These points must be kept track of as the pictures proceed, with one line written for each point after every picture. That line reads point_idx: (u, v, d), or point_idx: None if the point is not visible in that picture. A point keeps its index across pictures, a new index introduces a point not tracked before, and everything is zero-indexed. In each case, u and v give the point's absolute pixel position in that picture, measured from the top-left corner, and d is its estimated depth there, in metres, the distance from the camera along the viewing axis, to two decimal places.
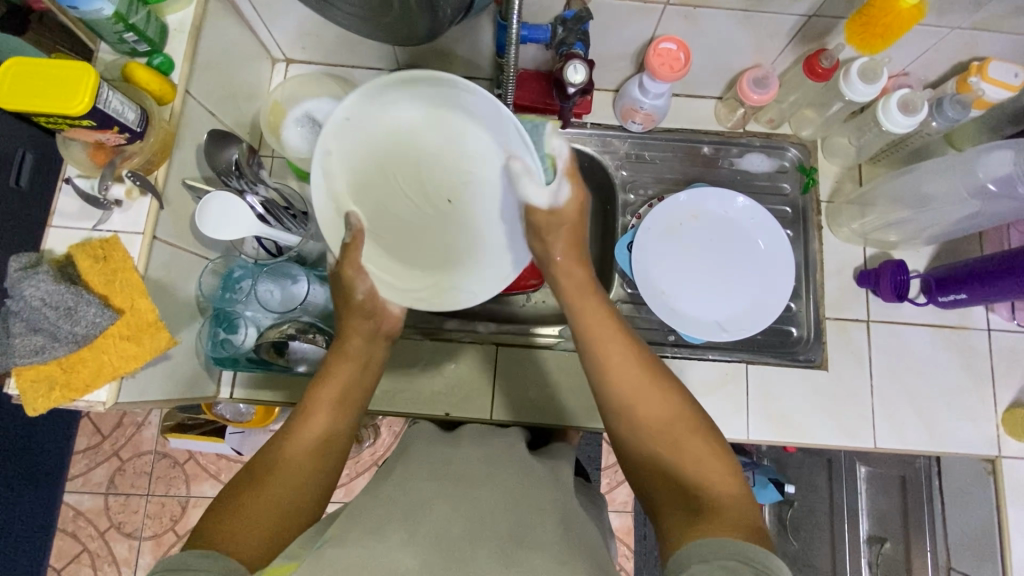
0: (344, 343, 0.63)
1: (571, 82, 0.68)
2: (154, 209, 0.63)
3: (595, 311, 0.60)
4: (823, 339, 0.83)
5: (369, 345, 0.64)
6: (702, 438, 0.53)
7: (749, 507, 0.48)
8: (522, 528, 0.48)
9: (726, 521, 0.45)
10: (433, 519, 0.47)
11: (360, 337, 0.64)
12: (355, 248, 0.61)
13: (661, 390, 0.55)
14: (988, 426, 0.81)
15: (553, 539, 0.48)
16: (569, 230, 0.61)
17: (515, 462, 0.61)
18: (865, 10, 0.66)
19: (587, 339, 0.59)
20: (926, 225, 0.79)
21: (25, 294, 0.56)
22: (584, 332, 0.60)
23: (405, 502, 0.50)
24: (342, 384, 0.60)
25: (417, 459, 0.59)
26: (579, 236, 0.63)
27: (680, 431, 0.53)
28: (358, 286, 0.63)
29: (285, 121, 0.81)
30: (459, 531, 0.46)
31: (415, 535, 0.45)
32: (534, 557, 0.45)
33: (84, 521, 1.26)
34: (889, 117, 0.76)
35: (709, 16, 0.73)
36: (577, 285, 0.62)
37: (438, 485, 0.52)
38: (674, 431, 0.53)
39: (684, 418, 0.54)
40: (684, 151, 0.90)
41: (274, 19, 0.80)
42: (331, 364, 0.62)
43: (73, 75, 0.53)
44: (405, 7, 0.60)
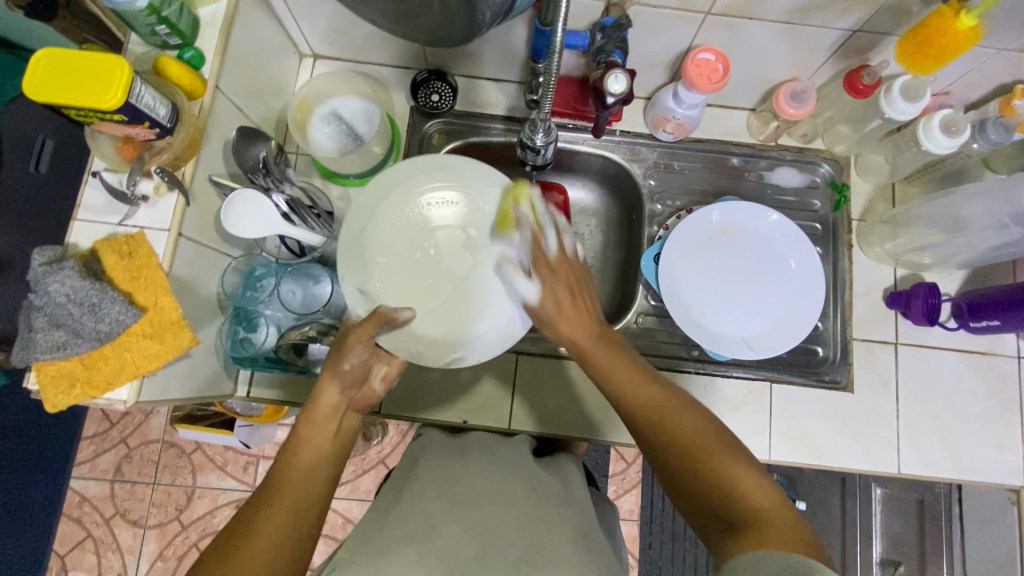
0: (312, 407, 0.55)
1: (611, 91, 0.66)
2: (180, 206, 0.62)
3: (601, 347, 0.56)
4: (850, 360, 0.82)
5: (341, 412, 0.56)
6: (729, 454, 0.49)
7: (792, 518, 0.45)
8: (535, 551, 0.49)
9: (775, 541, 0.42)
10: (444, 540, 0.49)
11: (330, 404, 0.56)
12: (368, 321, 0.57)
13: (680, 412, 0.52)
14: (1014, 456, 0.80)
15: (566, 556, 0.49)
16: (567, 281, 0.58)
17: (527, 471, 0.60)
18: (918, 29, 0.65)
19: (598, 374, 0.56)
20: (961, 250, 0.77)
21: (50, 289, 0.55)
22: (594, 369, 0.57)
23: (414, 523, 0.51)
24: (320, 454, 0.53)
25: (427, 468, 0.59)
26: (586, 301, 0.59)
27: (704, 451, 0.49)
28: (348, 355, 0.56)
29: (313, 119, 0.79)
30: (470, 553, 0.48)
31: (427, 559, 0.47)
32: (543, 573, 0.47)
33: (89, 507, 1.26)
34: (930, 137, 0.74)
35: (750, 27, 0.71)
36: (589, 329, 0.57)
37: (448, 502, 0.53)
38: (696, 450, 0.49)
39: (705, 438, 0.50)
40: (712, 162, 0.88)
41: (304, 14, 0.78)
42: (300, 429, 0.54)
43: (106, 68, 0.52)
44: (444, 9, 0.59)
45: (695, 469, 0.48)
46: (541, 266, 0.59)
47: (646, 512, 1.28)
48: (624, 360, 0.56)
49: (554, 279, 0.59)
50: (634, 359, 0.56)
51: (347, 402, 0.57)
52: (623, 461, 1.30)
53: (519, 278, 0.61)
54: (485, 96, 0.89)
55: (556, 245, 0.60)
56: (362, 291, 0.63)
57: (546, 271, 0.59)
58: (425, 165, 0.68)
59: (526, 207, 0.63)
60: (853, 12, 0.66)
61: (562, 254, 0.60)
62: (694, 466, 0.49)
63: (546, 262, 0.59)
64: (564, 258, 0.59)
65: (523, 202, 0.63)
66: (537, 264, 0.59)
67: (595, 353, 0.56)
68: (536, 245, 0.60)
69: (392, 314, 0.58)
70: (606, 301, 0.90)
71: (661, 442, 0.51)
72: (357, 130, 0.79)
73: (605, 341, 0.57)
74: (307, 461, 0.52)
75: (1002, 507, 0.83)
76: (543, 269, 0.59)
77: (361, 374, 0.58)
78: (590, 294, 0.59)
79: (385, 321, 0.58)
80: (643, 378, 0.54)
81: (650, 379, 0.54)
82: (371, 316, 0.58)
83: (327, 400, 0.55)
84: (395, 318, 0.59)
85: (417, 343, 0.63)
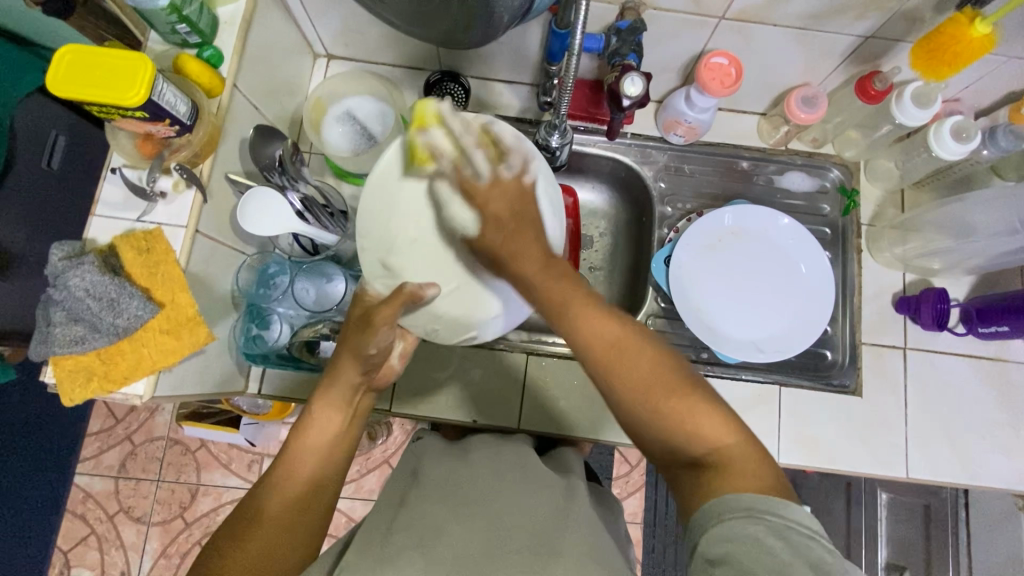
0: (328, 387, 0.55)
1: (627, 94, 0.67)
2: (198, 203, 0.62)
3: (561, 290, 0.50)
4: (858, 364, 0.82)
5: (358, 392, 0.57)
6: (693, 393, 0.45)
7: (757, 452, 0.44)
8: (546, 546, 0.48)
9: (744, 482, 0.42)
10: (449, 542, 0.48)
11: (346, 385, 0.55)
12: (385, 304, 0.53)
13: (640, 349, 0.47)
14: (1021, 462, 0.80)
15: (577, 549, 0.49)
16: (513, 211, 0.53)
17: (532, 475, 0.60)
18: (932, 36, 0.65)
19: (551, 309, 0.50)
20: (970, 255, 0.78)
21: (70, 283, 0.56)
22: (546, 302, 0.51)
23: (421, 525, 0.50)
24: (335, 436, 0.54)
25: (432, 476, 0.58)
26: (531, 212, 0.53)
27: (663, 391, 0.45)
28: (373, 342, 0.54)
29: (327, 119, 0.80)
30: (475, 551, 0.47)
31: (432, 564, 0.45)
32: (556, 564, 0.46)
33: (93, 504, 1.26)
34: (941, 143, 0.74)
35: (763, 33, 0.71)
36: (539, 260, 0.52)
37: (453, 504, 0.53)
38: (654, 391, 0.45)
39: (666, 375, 0.46)
40: (722, 166, 0.89)
41: (320, 15, 0.79)
42: (316, 410, 0.54)
43: (129, 66, 0.53)
44: (463, 11, 0.59)
45: (654, 410, 0.45)
46: (474, 194, 0.54)
47: (650, 515, 1.28)
48: (581, 292, 0.50)
49: (498, 201, 0.53)
50: (590, 291, 0.51)
51: (365, 383, 0.57)
52: (627, 464, 1.30)
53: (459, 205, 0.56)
54: (497, 98, 0.90)
55: (488, 173, 0.54)
56: (384, 264, 0.59)
57: (489, 190, 0.53)
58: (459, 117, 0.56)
59: (440, 133, 0.55)
60: (866, 18, 0.67)
61: (515, 177, 0.54)
62: (651, 407, 0.45)
63: (478, 190, 0.54)
64: (500, 185, 0.53)
65: (427, 131, 0.55)
66: (472, 195, 0.54)
67: (552, 288, 0.50)
68: (465, 178, 0.55)
69: (416, 292, 0.54)
70: (615, 302, 0.90)
71: (615, 387, 0.47)
72: (370, 129, 0.80)
73: (557, 271, 0.52)
74: (319, 441, 0.53)
75: None
76: (477, 199, 0.54)
77: (382, 357, 0.57)
78: (534, 218, 0.53)
79: (409, 300, 0.54)
80: (601, 314, 0.49)
81: (610, 317, 0.48)
82: (394, 295, 0.54)
83: (346, 380, 0.55)
84: (419, 297, 0.55)
85: (439, 321, 0.58)
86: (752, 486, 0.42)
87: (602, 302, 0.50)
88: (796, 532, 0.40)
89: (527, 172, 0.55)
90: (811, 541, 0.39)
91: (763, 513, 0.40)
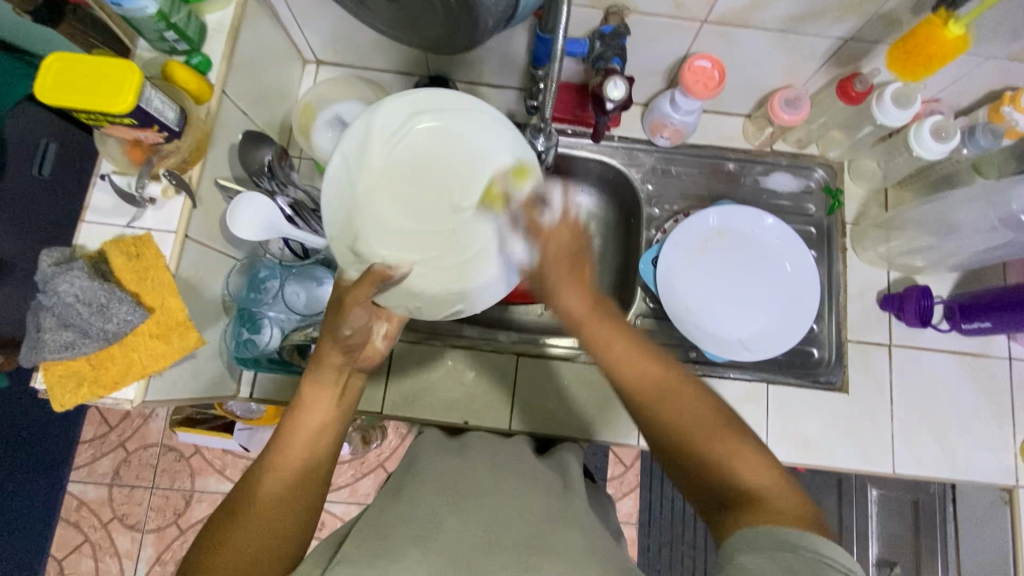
0: (317, 369, 0.54)
1: (611, 98, 0.68)
2: (187, 208, 0.63)
3: (597, 324, 0.52)
4: (844, 361, 0.83)
5: (344, 375, 0.55)
6: (728, 436, 0.46)
7: (792, 497, 0.43)
8: (542, 538, 0.48)
9: (771, 518, 0.41)
10: (447, 534, 0.48)
11: (334, 369, 0.54)
12: (358, 288, 0.50)
13: (679, 387, 0.48)
14: (1006, 456, 0.81)
15: (570, 543, 0.49)
16: (566, 251, 0.54)
17: (529, 473, 0.60)
18: (907, 38, 0.66)
19: (592, 349, 0.52)
20: (951, 252, 0.79)
21: (59, 289, 0.56)
22: (588, 338, 0.52)
23: (419, 517, 0.50)
24: (326, 417, 0.54)
25: (430, 470, 0.59)
26: (584, 267, 0.54)
27: (705, 435, 0.46)
28: (348, 323, 0.52)
29: (316, 125, 0.80)
30: (471, 542, 0.47)
31: (430, 554, 0.45)
32: (549, 554, 0.47)
33: (87, 512, 1.25)
34: (921, 143, 0.76)
35: (745, 36, 0.73)
36: (587, 301, 0.53)
37: (451, 498, 0.53)
38: (692, 434, 0.47)
39: (703, 416, 0.47)
40: (708, 168, 0.90)
41: (308, 21, 0.80)
42: (304, 395, 0.53)
43: (118, 73, 0.53)
44: (448, 17, 0.60)
45: (690, 452, 0.46)
46: (536, 229, 0.53)
47: (644, 515, 1.29)
48: (614, 325, 0.52)
49: (554, 246, 0.53)
50: (626, 327, 0.52)
51: (349, 365, 0.55)
52: (621, 465, 1.30)
53: (513, 241, 0.54)
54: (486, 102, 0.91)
55: (557, 211, 0.53)
56: (353, 249, 0.53)
57: (547, 238, 0.53)
58: (421, 102, 0.56)
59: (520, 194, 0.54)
60: (845, 21, 0.68)
61: (565, 219, 0.54)
62: (691, 448, 0.46)
63: (545, 231, 0.53)
64: (566, 224, 0.53)
65: (517, 189, 0.54)
66: (534, 233, 0.53)
67: (595, 323, 0.52)
68: (530, 218, 0.53)
69: (387, 273, 0.51)
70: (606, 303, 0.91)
71: (657, 422, 0.48)
72: None
73: (602, 311, 0.53)
74: (308, 426, 0.53)
75: (995, 506, 0.84)
76: (541, 236, 0.53)
77: (366, 339, 0.54)
78: (588, 264, 0.55)
79: (381, 280, 0.51)
80: (642, 353, 0.50)
81: (649, 356, 0.50)
82: (364, 274, 0.51)
83: (331, 366, 0.54)
84: (392, 276, 0.51)
85: (415, 299, 0.55)
86: (784, 523, 0.41)
87: (639, 339, 0.52)
88: (837, 572, 0.38)
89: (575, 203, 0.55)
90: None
91: (804, 549, 0.39)
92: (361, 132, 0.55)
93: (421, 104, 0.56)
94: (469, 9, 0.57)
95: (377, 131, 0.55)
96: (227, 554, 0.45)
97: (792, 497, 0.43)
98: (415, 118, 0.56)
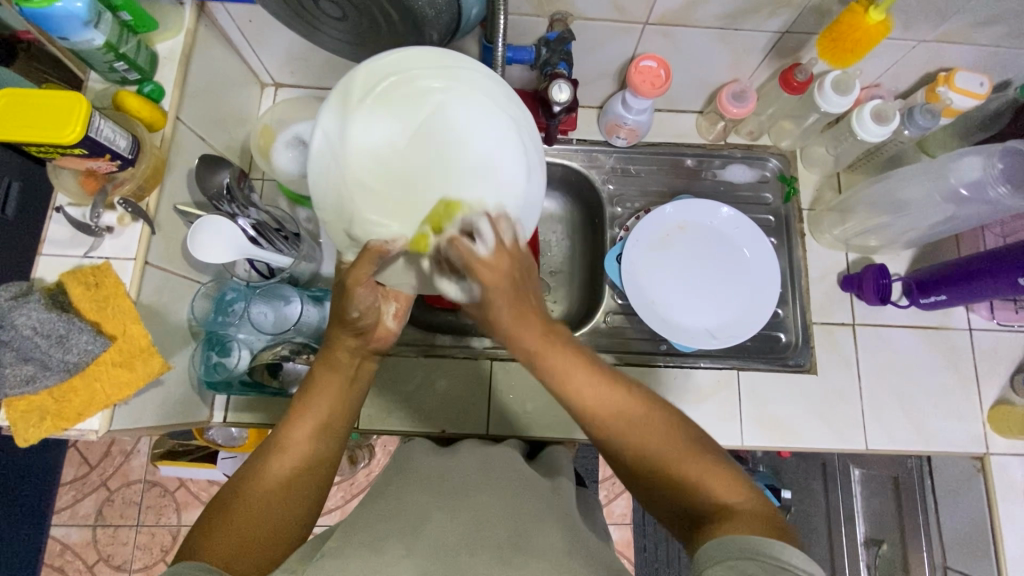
0: (331, 352, 0.56)
1: (556, 100, 0.71)
2: (146, 235, 0.63)
3: (553, 346, 0.49)
4: (811, 344, 0.85)
5: (358, 357, 0.58)
6: (700, 455, 0.47)
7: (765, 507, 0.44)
8: (525, 539, 0.48)
9: (740, 530, 0.41)
10: (432, 531, 0.47)
11: (347, 351, 0.57)
12: (357, 268, 0.51)
13: (641, 409, 0.48)
14: (973, 424, 0.83)
15: (553, 545, 0.48)
16: (510, 279, 0.48)
17: (513, 476, 0.60)
18: (835, 26, 0.69)
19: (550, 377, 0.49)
20: (904, 229, 0.81)
21: (15, 322, 0.55)
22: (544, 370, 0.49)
23: (403, 514, 0.49)
24: (336, 400, 0.56)
25: (413, 472, 0.59)
26: (529, 301, 0.49)
27: (671, 455, 0.47)
28: (353, 304, 0.55)
29: (275, 145, 0.80)
30: (456, 541, 0.46)
31: (414, 550, 0.45)
32: (531, 559, 0.46)
33: (71, 555, 1.23)
34: (863, 127, 0.78)
35: (687, 34, 0.75)
36: (539, 325, 0.49)
37: (436, 497, 0.53)
38: (667, 455, 0.47)
39: (675, 439, 0.47)
40: (667, 164, 0.92)
41: (262, 45, 0.81)
42: (315, 377, 0.56)
43: (65, 105, 0.54)
44: (393, 32, 0.62)
45: (668, 476, 0.46)
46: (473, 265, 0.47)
47: (638, 515, 1.29)
48: (568, 350, 0.49)
49: (493, 278, 0.47)
50: (589, 354, 0.50)
51: (363, 349, 0.58)
52: None
53: (445, 281, 0.51)
54: None
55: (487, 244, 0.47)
56: (350, 234, 0.51)
57: (480, 271, 0.47)
58: (405, 62, 0.50)
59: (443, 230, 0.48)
60: (778, 15, 0.71)
61: (501, 247, 0.48)
62: (665, 470, 0.47)
63: (478, 263, 0.47)
64: (504, 251, 0.48)
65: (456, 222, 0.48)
66: (469, 265, 0.48)
67: (548, 352, 0.49)
68: (461, 250, 0.48)
69: (384, 248, 0.50)
70: (577, 304, 0.92)
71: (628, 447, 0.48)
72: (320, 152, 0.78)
73: (556, 338, 0.49)
74: (314, 414, 0.54)
75: (969, 474, 0.85)
76: (475, 268, 0.47)
77: (374, 320, 0.58)
78: (536, 293, 0.50)
79: (378, 257, 0.50)
80: (602, 376, 0.49)
81: (615, 383, 0.49)
82: (363, 254, 0.51)
83: (344, 349, 0.56)
84: (387, 251, 0.50)
85: (417, 273, 0.54)
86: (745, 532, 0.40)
87: (602, 364, 0.50)
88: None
89: (511, 223, 0.49)
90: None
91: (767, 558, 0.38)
92: (339, 103, 0.49)
93: (407, 64, 0.50)
94: (412, 23, 0.58)
95: (354, 97, 0.49)
96: (228, 531, 0.46)
97: (765, 507, 0.43)
98: (396, 78, 0.49)
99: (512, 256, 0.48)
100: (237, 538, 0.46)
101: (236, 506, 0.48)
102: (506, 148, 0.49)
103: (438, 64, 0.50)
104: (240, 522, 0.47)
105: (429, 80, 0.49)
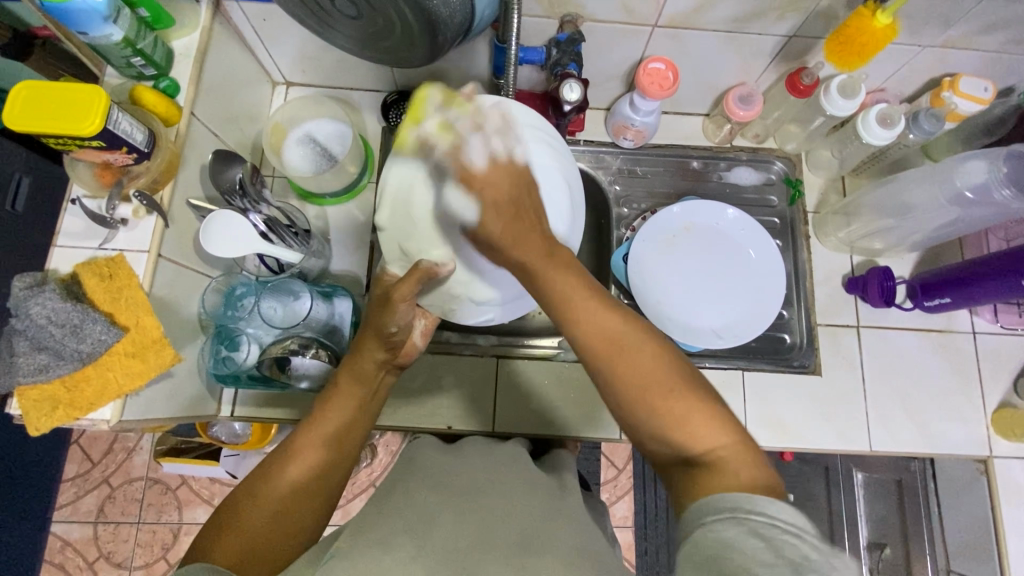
0: (357, 359, 0.57)
1: (567, 100, 0.74)
2: (159, 228, 0.64)
3: (552, 267, 0.47)
4: (815, 346, 0.85)
5: (382, 369, 0.58)
6: (693, 398, 0.44)
7: (753, 461, 0.43)
8: (535, 538, 0.49)
9: (726, 489, 0.40)
10: (440, 531, 0.47)
11: (372, 360, 0.57)
12: (403, 284, 0.54)
13: (641, 340, 0.46)
14: (977, 426, 0.83)
15: (562, 545, 0.49)
16: (510, 196, 0.46)
17: (520, 475, 0.60)
18: (843, 29, 0.69)
19: (547, 298, 0.47)
20: (908, 232, 0.82)
21: (30, 312, 0.56)
22: (543, 289, 0.47)
23: (413, 512, 0.50)
24: (355, 410, 0.56)
25: (423, 470, 0.59)
26: (529, 212, 0.47)
27: (660, 394, 0.44)
28: (393, 319, 0.55)
29: (287, 143, 0.82)
30: (466, 542, 0.46)
31: (423, 551, 0.45)
32: (541, 557, 0.46)
33: (71, 552, 1.22)
34: (869, 131, 0.79)
35: (696, 37, 0.76)
36: (540, 248, 0.47)
37: (443, 494, 0.53)
38: (654, 394, 0.44)
39: (668, 377, 0.45)
40: (673, 166, 0.93)
41: (275, 43, 0.82)
42: (337, 384, 0.56)
43: (84, 98, 0.55)
44: (406, 32, 0.63)
45: (653, 414, 0.44)
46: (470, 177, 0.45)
47: (640, 517, 1.29)
48: (570, 274, 0.47)
49: (494, 193, 0.45)
50: (590, 281, 0.48)
51: (389, 362, 0.59)
52: (614, 468, 1.31)
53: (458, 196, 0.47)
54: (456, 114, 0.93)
55: (480, 159, 0.45)
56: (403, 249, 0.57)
57: (480, 186, 0.45)
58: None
59: (435, 117, 0.52)
60: (785, 19, 0.72)
61: (498, 163, 0.46)
62: (654, 408, 0.44)
63: (477, 173, 0.45)
64: (500, 166, 0.45)
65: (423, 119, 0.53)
66: (466, 177, 0.46)
67: (549, 273, 0.47)
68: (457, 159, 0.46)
69: (432, 270, 0.54)
70: None
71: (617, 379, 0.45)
72: (330, 150, 0.82)
73: (557, 261, 0.47)
74: (331, 422, 0.55)
75: (972, 477, 0.85)
76: (476, 183, 0.45)
77: (406, 336, 0.58)
78: (533, 206, 0.47)
79: (425, 277, 0.54)
80: (599, 304, 0.47)
81: (612, 309, 0.47)
82: (411, 271, 0.54)
83: (369, 359, 0.57)
84: (435, 273, 0.54)
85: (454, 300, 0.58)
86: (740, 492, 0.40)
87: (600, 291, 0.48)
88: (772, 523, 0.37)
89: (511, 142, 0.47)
90: (797, 541, 0.36)
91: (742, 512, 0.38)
92: None
93: (488, 108, 0.59)
94: (426, 23, 0.59)
95: None
96: (240, 534, 0.46)
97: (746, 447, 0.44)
98: None
99: (512, 173, 0.46)
100: (253, 536, 0.47)
101: (252, 508, 0.48)
102: (557, 191, 0.56)
103: (516, 115, 0.59)
104: (251, 526, 0.47)
105: (504, 122, 0.58)
